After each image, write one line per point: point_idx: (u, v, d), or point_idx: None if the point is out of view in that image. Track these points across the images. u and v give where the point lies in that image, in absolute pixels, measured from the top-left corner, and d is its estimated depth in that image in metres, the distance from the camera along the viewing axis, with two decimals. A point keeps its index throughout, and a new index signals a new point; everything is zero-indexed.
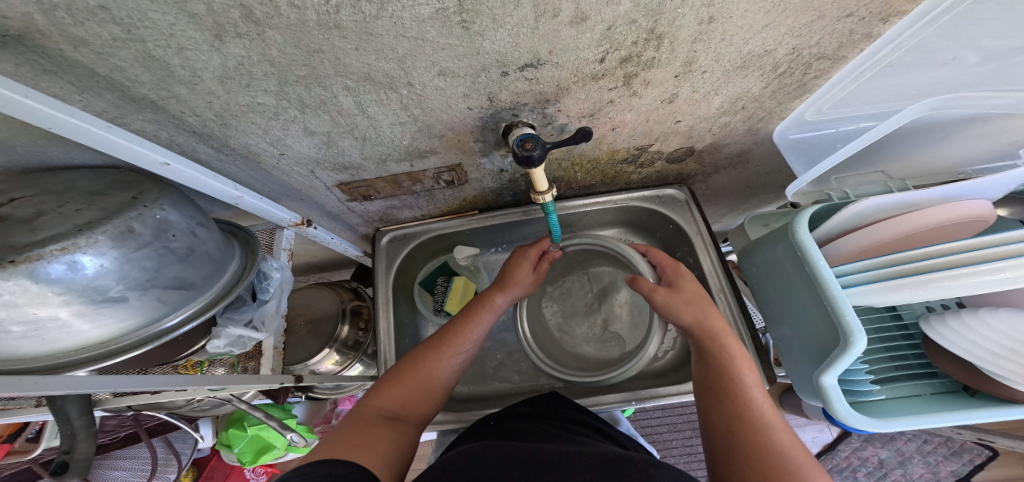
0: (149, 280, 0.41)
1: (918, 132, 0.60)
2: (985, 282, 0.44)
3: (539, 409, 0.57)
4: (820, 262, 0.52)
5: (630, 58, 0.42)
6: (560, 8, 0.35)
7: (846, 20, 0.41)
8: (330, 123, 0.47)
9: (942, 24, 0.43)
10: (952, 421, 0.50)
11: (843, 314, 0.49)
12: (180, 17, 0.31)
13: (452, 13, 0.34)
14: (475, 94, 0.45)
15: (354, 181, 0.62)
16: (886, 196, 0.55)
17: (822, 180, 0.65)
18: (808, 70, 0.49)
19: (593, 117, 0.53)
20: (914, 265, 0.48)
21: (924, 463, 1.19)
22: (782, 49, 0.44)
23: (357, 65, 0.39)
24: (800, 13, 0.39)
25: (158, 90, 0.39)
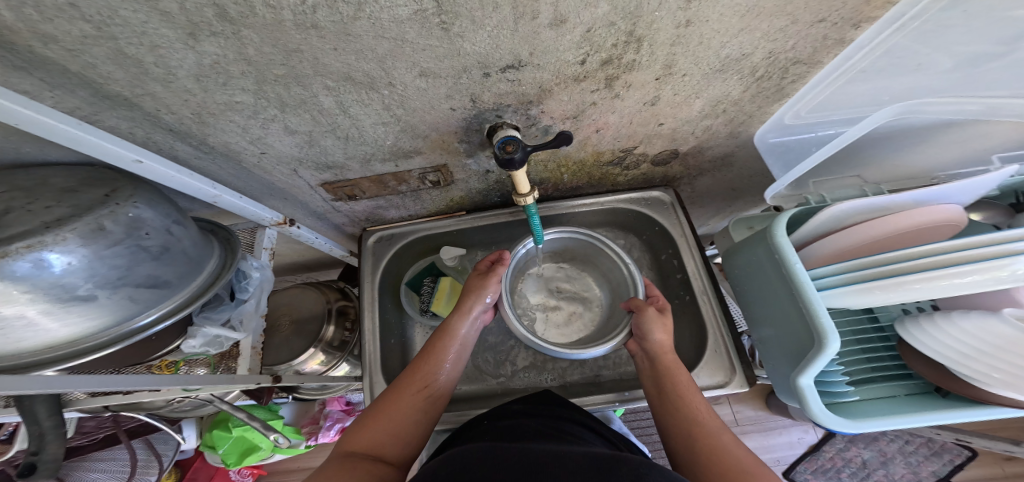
0: (120, 279, 0.41)
1: (892, 137, 0.61)
2: (954, 284, 0.45)
3: (534, 407, 0.58)
4: (797, 264, 0.53)
5: (610, 60, 0.43)
6: (538, 10, 0.35)
7: (819, 25, 0.42)
8: (311, 122, 0.47)
9: (911, 31, 0.44)
10: (925, 422, 0.51)
11: (818, 316, 0.50)
12: (152, 14, 0.31)
13: (431, 15, 0.34)
14: (457, 95, 0.46)
15: (339, 181, 0.61)
16: (859, 200, 0.56)
17: (801, 184, 0.66)
18: (785, 74, 0.50)
19: (577, 119, 0.53)
20: (886, 268, 0.49)
21: (906, 464, 1.21)
22: (759, 54, 0.45)
23: (336, 65, 0.39)
24: (774, 17, 0.40)
25: (133, 87, 0.38)
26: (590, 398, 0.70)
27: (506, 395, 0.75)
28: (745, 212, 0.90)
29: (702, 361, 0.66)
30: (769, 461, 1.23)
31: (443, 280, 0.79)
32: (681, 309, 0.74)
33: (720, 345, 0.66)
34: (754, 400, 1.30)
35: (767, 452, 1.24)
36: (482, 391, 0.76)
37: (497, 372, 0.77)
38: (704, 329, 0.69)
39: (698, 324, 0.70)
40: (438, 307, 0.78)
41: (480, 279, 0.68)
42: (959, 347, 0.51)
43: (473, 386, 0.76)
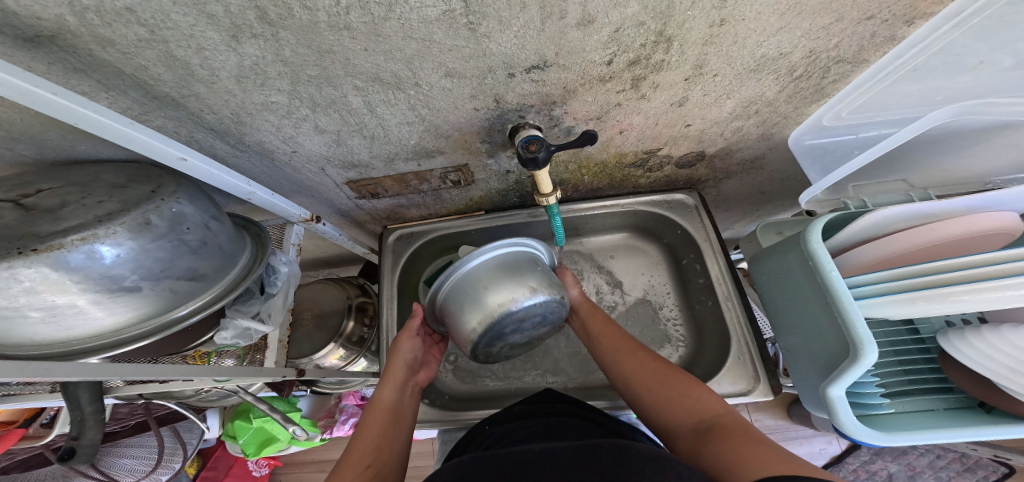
0: (162, 271, 0.43)
1: (939, 141, 0.58)
2: (1003, 297, 0.43)
3: (542, 405, 0.58)
4: (832, 272, 0.51)
5: (638, 60, 0.42)
6: (566, 10, 0.35)
7: (867, 23, 0.41)
8: (339, 122, 0.48)
9: (971, 27, 0.42)
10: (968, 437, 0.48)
11: (855, 326, 0.47)
12: (200, 18, 0.32)
13: (460, 15, 0.34)
14: (482, 95, 0.46)
15: (363, 179, 0.62)
16: (902, 206, 0.54)
17: (837, 188, 0.63)
18: (826, 74, 0.48)
19: (600, 120, 0.52)
20: (932, 279, 0.46)
21: (936, 479, 1.15)
22: (797, 52, 0.43)
23: (366, 66, 0.39)
24: (816, 15, 0.38)
25: (179, 88, 0.40)
26: (608, 401, 0.69)
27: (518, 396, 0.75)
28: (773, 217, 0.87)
29: (725, 368, 0.65)
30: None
31: None
32: (703, 314, 0.73)
33: (744, 353, 0.65)
34: (774, 409, 1.27)
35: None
36: (499, 390, 0.76)
37: (514, 373, 0.77)
38: (727, 336, 0.67)
39: (721, 331, 0.68)
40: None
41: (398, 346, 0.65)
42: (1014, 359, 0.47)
43: (487, 385, 0.76)
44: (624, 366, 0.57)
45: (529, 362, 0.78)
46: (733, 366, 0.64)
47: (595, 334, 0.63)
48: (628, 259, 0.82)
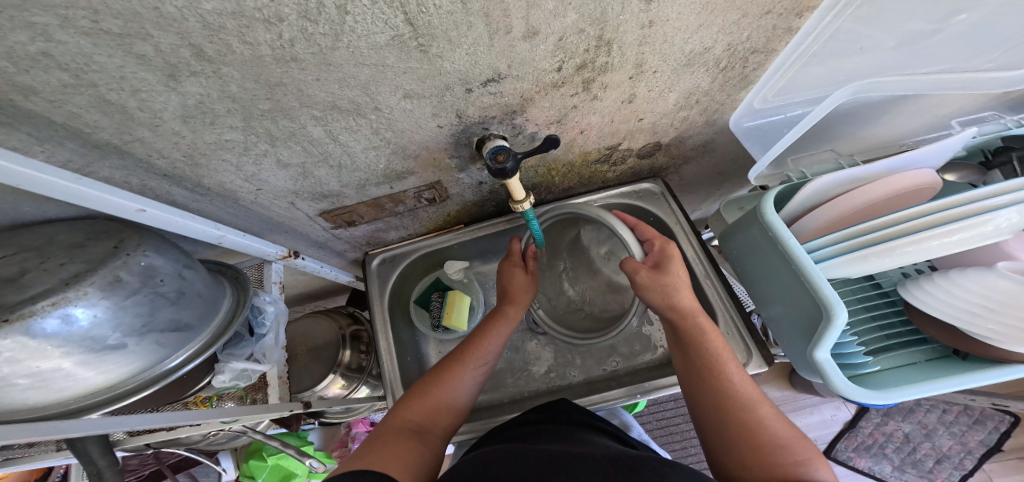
0: (145, 325, 0.42)
1: (855, 112, 0.62)
2: (945, 244, 0.47)
3: (545, 414, 0.59)
4: (790, 240, 0.54)
5: (585, 65, 0.44)
6: (511, 24, 0.35)
7: (766, 17, 0.43)
8: (302, 153, 0.48)
9: (848, 15, 0.45)
10: (957, 386, 0.51)
11: (821, 288, 0.50)
12: (128, 59, 0.30)
13: (408, 39, 0.34)
14: (443, 113, 0.46)
15: (336, 208, 0.63)
16: (838, 173, 0.57)
17: (779, 163, 0.68)
18: (746, 63, 0.50)
19: (560, 123, 0.55)
20: (877, 235, 0.50)
21: (950, 434, 1.20)
22: (718, 47, 0.46)
23: (321, 95, 0.39)
24: (726, 13, 0.41)
25: (120, 134, 0.38)
26: (616, 392, 0.70)
27: (525, 400, 0.76)
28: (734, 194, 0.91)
29: None
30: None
31: (449, 293, 0.80)
32: None
33: (731, 326, 0.67)
34: (777, 380, 1.29)
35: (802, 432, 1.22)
36: (511, 397, 0.77)
37: (519, 377, 0.78)
38: (712, 313, 0.69)
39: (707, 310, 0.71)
40: (450, 320, 0.79)
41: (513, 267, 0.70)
42: (984, 302, 0.49)
43: (493, 392, 0.77)
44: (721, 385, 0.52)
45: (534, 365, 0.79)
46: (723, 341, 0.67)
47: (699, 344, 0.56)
48: None
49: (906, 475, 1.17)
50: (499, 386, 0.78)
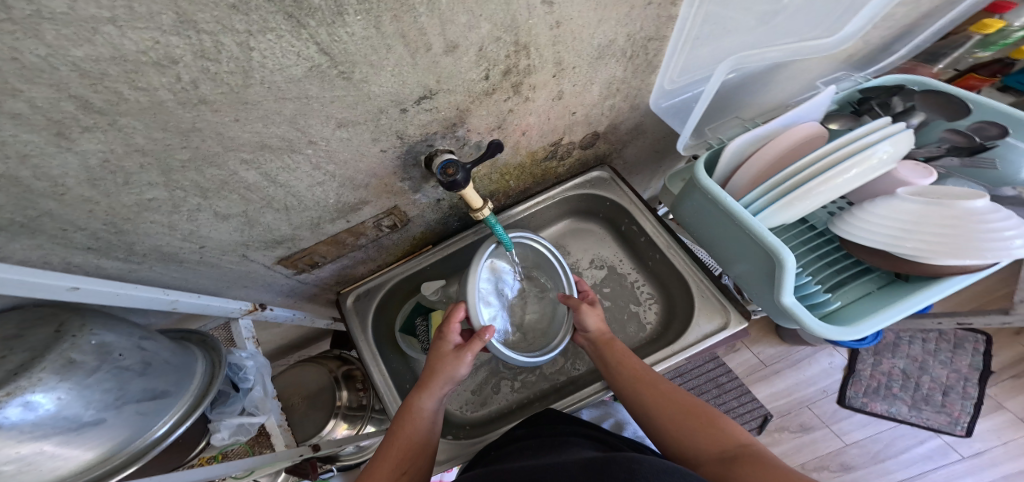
0: (120, 397, 0.40)
1: (746, 84, 0.66)
2: (848, 180, 0.53)
3: (533, 428, 0.60)
4: (727, 199, 0.58)
5: (510, 70, 0.46)
6: (429, 41, 0.36)
7: (648, 8, 0.45)
8: (241, 201, 0.44)
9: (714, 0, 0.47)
10: (913, 306, 0.53)
11: (764, 236, 0.53)
12: (5, 121, 0.25)
13: (327, 68, 0.33)
14: (383, 136, 0.45)
15: (294, 253, 0.62)
16: (746, 134, 0.62)
17: (699, 132, 0.69)
18: (647, 52, 0.53)
19: (501, 128, 0.56)
20: (796, 180, 0.54)
21: (942, 363, 1.27)
22: (620, 39, 0.49)
23: (245, 136, 0.36)
24: (617, 5, 0.43)
25: (23, 209, 0.33)
26: None
27: (531, 405, 0.75)
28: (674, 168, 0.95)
29: (697, 310, 0.68)
30: (815, 393, 1.24)
31: (432, 315, 0.76)
32: (657, 268, 0.78)
33: (704, 289, 0.69)
34: (767, 337, 1.33)
35: (808, 385, 1.25)
36: (516, 402, 0.77)
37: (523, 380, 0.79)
38: (684, 280, 0.72)
39: (678, 279, 0.73)
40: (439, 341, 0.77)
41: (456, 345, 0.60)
42: (899, 224, 0.53)
43: (501, 405, 0.77)
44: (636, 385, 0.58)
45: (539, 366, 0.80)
46: (700, 304, 0.69)
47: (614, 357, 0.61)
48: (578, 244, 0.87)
49: (923, 412, 1.20)
50: (503, 392, 0.78)
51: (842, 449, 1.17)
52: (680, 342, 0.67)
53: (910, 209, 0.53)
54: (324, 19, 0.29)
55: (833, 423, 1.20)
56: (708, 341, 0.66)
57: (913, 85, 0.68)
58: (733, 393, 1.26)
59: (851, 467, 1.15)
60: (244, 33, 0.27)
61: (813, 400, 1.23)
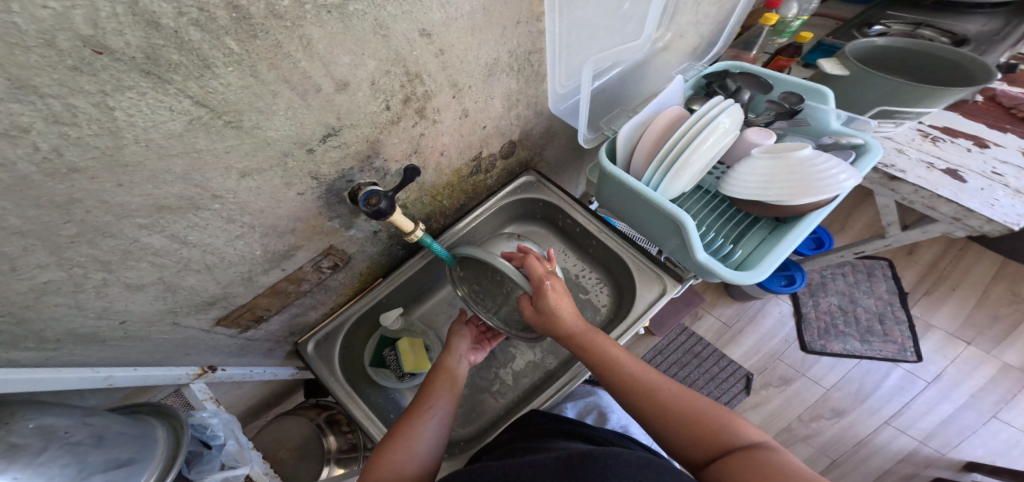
0: (84, 470, 0.39)
1: (623, 76, 0.73)
2: (710, 145, 0.61)
3: (518, 430, 0.63)
4: (628, 180, 0.63)
5: (409, 98, 0.47)
6: (317, 82, 0.36)
7: (520, 26, 0.53)
8: (154, 269, 0.42)
9: (571, 7, 0.52)
10: (795, 240, 0.60)
11: (663, 205, 0.59)
12: None
13: (210, 120, 0.32)
14: (297, 178, 0.43)
15: (233, 311, 0.59)
16: (631, 120, 0.66)
17: (596, 126, 0.74)
18: (532, 63, 0.60)
19: (418, 153, 0.56)
20: (674, 156, 0.61)
21: (865, 293, 1.42)
22: (504, 55, 0.55)
23: (136, 200, 0.33)
24: (490, 27, 0.49)
25: None
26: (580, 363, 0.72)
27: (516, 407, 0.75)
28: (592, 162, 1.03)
29: (637, 283, 0.73)
30: (779, 344, 1.33)
31: (399, 343, 0.78)
32: (597, 252, 0.81)
33: (639, 263, 0.74)
34: (721, 298, 1.43)
35: (771, 337, 1.34)
36: (505, 407, 0.78)
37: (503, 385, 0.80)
38: (622, 260, 0.76)
39: (617, 261, 0.77)
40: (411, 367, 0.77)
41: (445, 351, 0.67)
42: (758, 178, 0.60)
43: (489, 415, 0.78)
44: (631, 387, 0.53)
45: (512, 366, 0.81)
46: (640, 275, 0.73)
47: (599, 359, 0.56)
48: None
49: (873, 344, 1.31)
50: (488, 402, 0.79)
51: (827, 395, 1.24)
52: (630, 316, 0.70)
53: (763, 163, 0.61)
54: (190, 73, 0.28)
55: (806, 370, 1.28)
56: (654, 309, 0.70)
57: (732, 68, 0.78)
58: (712, 359, 1.33)
59: (843, 410, 1.22)
60: (98, 94, 0.26)
61: (780, 351, 1.32)
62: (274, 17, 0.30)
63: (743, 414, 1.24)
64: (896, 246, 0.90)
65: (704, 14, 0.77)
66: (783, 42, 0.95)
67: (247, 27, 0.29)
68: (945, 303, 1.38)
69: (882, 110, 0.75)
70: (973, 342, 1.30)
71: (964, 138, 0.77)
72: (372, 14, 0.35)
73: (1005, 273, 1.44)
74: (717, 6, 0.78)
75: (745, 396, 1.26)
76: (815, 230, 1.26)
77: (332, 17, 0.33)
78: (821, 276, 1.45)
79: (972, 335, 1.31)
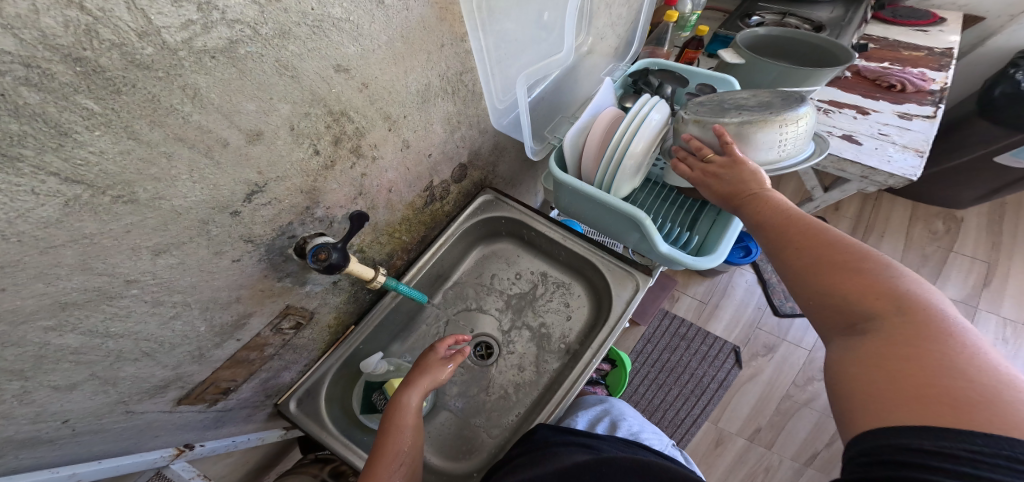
0: None
1: (555, 85, 0.74)
2: (647, 141, 0.63)
3: (523, 445, 0.59)
4: (582, 186, 0.63)
5: (339, 138, 0.44)
6: (223, 136, 0.33)
7: (446, 49, 0.52)
8: (76, 373, 0.33)
9: (494, 22, 0.52)
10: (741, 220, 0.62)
11: (617, 205, 0.60)
12: None
13: (91, 197, 0.26)
14: (227, 244, 0.38)
15: (196, 389, 0.47)
16: (574, 126, 0.66)
17: (540, 136, 0.74)
18: (466, 83, 0.60)
19: (363, 195, 0.53)
20: (619, 156, 0.61)
21: None
22: (435, 80, 0.53)
23: (29, 303, 0.27)
24: (415, 53, 0.48)
25: None
26: (578, 369, 0.66)
27: (517, 433, 0.68)
28: (541, 173, 1.03)
29: (611, 282, 0.72)
30: (754, 313, 1.37)
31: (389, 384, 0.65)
32: (568, 258, 0.79)
33: (608, 263, 0.73)
34: (693, 279, 1.46)
35: (745, 306, 1.39)
36: (511, 428, 0.70)
37: (503, 413, 0.71)
38: (592, 263, 0.75)
39: (588, 265, 0.76)
40: None
41: (402, 389, 0.55)
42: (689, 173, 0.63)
43: (491, 441, 0.69)
44: (796, 244, 0.42)
45: (504, 390, 0.74)
46: (612, 273, 0.72)
47: (768, 225, 0.46)
48: (494, 267, 0.84)
49: None
50: (487, 431, 0.70)
51: (811, 356, 1.28)
52: (612, 316, 0.68)
53: None
54: (44, 144, 0.23)
55: (785, 334, 1.33)
56: (633, 307, 0.69)
57: (652, 66, 0.80)
58: (699, 338, 1.35)
59: None
60: None
61: (758, 319, 1.36)
62: (136, 68, 0.25)
63: (742, 388, 1.26)
64: (823, 207, 0.95)
65: (616, 16, 0.80)
66: (688, 35, 1.00)
67: (103, 81, 0.24)
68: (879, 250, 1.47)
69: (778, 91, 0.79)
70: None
71: (849, 108, 0.83)
72: (271, 55, 0.33)
73: (918, 214, 1.55)
74: (626, 8, 0.82)
75: (740, 370, 1.28)
76: None
77: (218, 62, 0.29)
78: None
79: None
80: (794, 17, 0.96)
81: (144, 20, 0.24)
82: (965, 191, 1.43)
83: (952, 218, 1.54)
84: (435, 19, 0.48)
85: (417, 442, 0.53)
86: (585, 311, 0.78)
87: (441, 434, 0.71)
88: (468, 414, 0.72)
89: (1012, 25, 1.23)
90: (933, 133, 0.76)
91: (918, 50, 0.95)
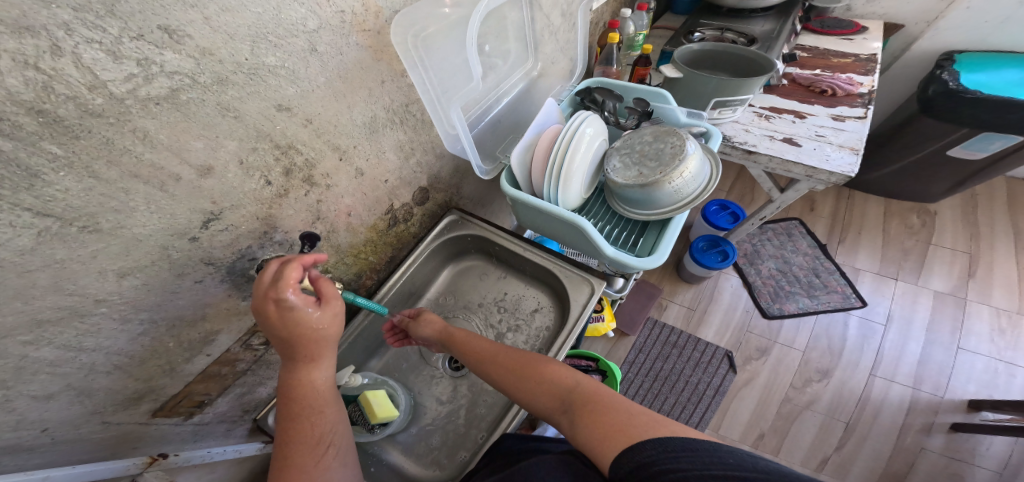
0: None
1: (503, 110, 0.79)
2: (583, 152, 0.69)
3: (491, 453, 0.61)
4: (528, 199, 0.68)
5: (290, 169, 0.51)
6: (175, 172, 0.39)
7: (388, 84, 0.59)
8: (52, 383, 0.38)
9: (427, 58, 0.57)
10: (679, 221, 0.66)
11: (559, 214, 0.65)
12: None
13: (60, 228, 0.32)
14: (188, 267, 0.44)
15: (170, 402, 0.52)
16: (518, 143, 0.71)
17: (492, 156, 0.78)
18: (415, 113, 0.67)
19: (321, 219, 0.59)
20: (558, 168, 0.67)
21: (793, 251, 1.49)
22: (380, 111, 0.60)
23: (8, 319, 0.32)
24: (355, 91, 0.54)
25: None
26: None
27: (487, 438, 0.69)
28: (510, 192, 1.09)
29: (570, 288, 0.75)
30: (742, 316, 1.37)
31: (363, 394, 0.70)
32: (531, 269, 0.83)
33: (566, 271, 0.77)
34: (678, 286, 1.47)
35: (733, 310, 1.39)
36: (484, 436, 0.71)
37: (475, 423, 0.73)
38: (551, 272, 0.79)
39: (549, 275, 0.80)
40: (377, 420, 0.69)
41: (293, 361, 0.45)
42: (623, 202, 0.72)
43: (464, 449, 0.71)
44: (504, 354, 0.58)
45: (475, 399, 0.76)
46: (569, 279, 0.76)
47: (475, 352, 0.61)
48: (464, 283, 0.89)
49: (820, 297, 1.37)
50: (460, 440, 0.72)
51: (805, 357, 1.27)
52: (571, 319, 0.71)
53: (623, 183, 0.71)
54: (17, 185, 0.29)
55: (776, 337, 1.32)
56: (590, 310, 0.72)
57: (595, 84, 0.86)
58: (690, 344, 1.34)
59: (828, 371, 1.24)
60: None
61: (746, 322, 1.36)
62: (90, 117, 0.31)
63: (738, 393, 1.23)
64: (784, 207, 0.98)
65: (559, 45, 0.87)
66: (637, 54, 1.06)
67: (63, 129, 0.30)
68: (859, 248, 1.48)
69: (719, 100, 0.82)
70: (899, 277, 1.39)
71: (787, 113, 0.87)
72: (212, 99, 0.39)
73: (892, 210, 1.56)
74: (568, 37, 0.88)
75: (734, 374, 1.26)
76: (730, 206, 1.34)
77: (163, 108, 0.35)
78: (753, 245, 1.53)
79: (895, 271, 1.40)
80: (732, 32, 1.02)
81: (92, 76, 0.30)
82: (936, 184, 1.45)
83: (926, 212, 1.54)
84: (372, 59, 0.55)
85: (339, 418, 0.47)
86: (550, 319, 0.81)
87: (414, 446, 0.73)
88: (442, 426, 0.74)
89: (930, 30, 1.34)
90: (866, 132, 0.80)
91: (847, 57, 1.00)
